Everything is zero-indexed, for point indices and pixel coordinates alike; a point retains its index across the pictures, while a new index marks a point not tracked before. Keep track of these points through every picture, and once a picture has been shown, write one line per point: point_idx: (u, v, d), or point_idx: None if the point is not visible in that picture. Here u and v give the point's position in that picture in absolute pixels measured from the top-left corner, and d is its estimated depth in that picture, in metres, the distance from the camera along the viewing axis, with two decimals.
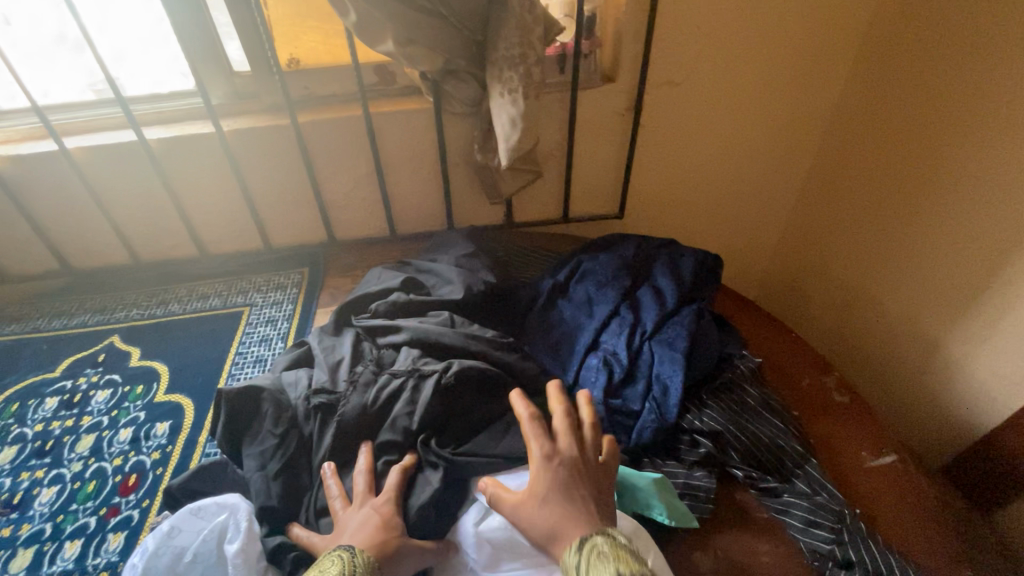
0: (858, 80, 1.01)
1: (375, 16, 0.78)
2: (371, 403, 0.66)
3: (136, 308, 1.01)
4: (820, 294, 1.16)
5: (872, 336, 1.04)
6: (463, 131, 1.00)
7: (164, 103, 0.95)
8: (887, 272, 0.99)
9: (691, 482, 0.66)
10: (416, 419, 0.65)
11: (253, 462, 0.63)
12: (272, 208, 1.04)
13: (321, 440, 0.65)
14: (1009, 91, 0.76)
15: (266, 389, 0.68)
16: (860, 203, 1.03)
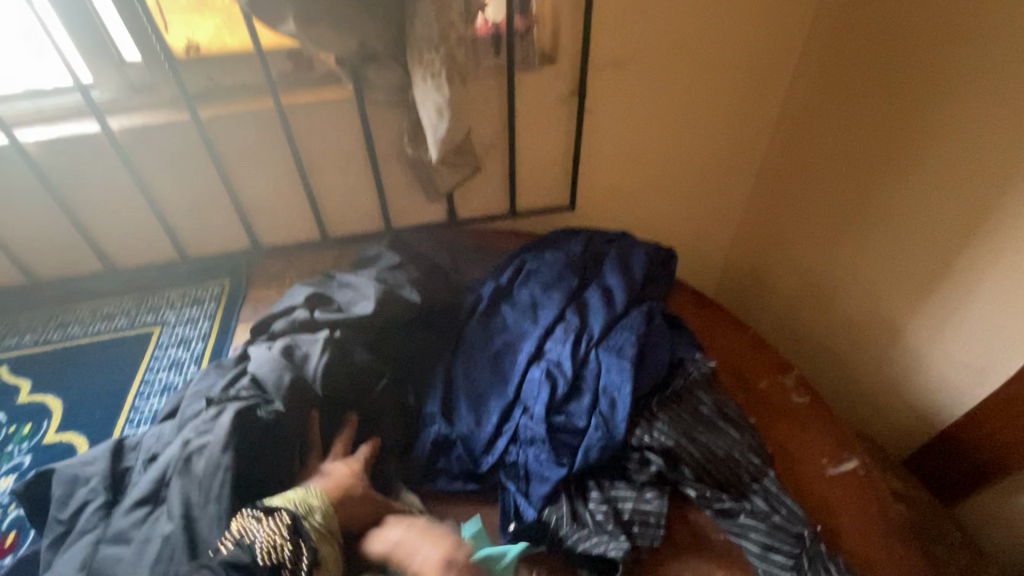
0: (811, 59, 0.95)
1: None
2: (181, 466, 0.55)
3: (30, 334, 0.90)
4: (778, 285, 1.12)
5: (831, 328, 1.00)
6: (391, 123, 0.91)
7: (47, 100, 0.83)
8: (844, 263, 0.95)
9: (640, 507, 0.63)
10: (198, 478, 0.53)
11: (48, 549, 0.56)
12: (183, 216, 0.94)
13: (118, 519, 0.54)
14: (970, 72, 0.71)
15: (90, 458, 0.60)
16: (816, 191, 0.98)
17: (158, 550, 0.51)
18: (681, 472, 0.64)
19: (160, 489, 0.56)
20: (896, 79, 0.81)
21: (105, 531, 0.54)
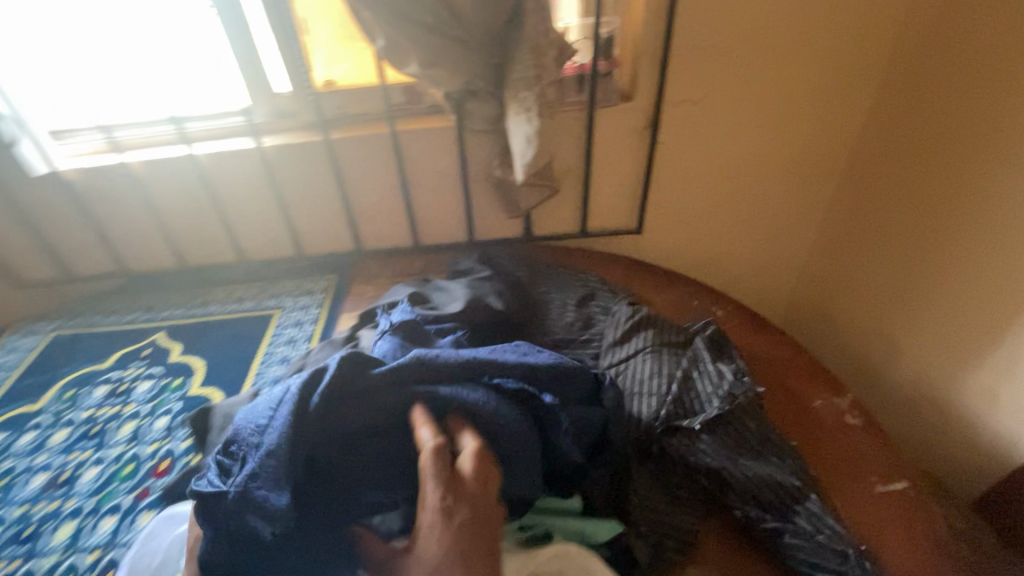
0: (872, 128, 1.02)
1: (400, 41, 0.83)
2: None
3: (180, 308, 1.09)
4: (836, 334, 1.17)
5: (888, 382, 1.04)
6: (484, 148, 1.04)
7: (215, 122, 1.02)
8: (899, 325, 1.00)
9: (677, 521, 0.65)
10: None
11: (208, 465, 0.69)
12: (305, 219, 1.12)
13: None
14: (1014, 163, 0.77)
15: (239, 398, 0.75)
16: (874, 254, 1.04)
17: None
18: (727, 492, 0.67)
19: None
20: (949, 162, 0.88)
21: None
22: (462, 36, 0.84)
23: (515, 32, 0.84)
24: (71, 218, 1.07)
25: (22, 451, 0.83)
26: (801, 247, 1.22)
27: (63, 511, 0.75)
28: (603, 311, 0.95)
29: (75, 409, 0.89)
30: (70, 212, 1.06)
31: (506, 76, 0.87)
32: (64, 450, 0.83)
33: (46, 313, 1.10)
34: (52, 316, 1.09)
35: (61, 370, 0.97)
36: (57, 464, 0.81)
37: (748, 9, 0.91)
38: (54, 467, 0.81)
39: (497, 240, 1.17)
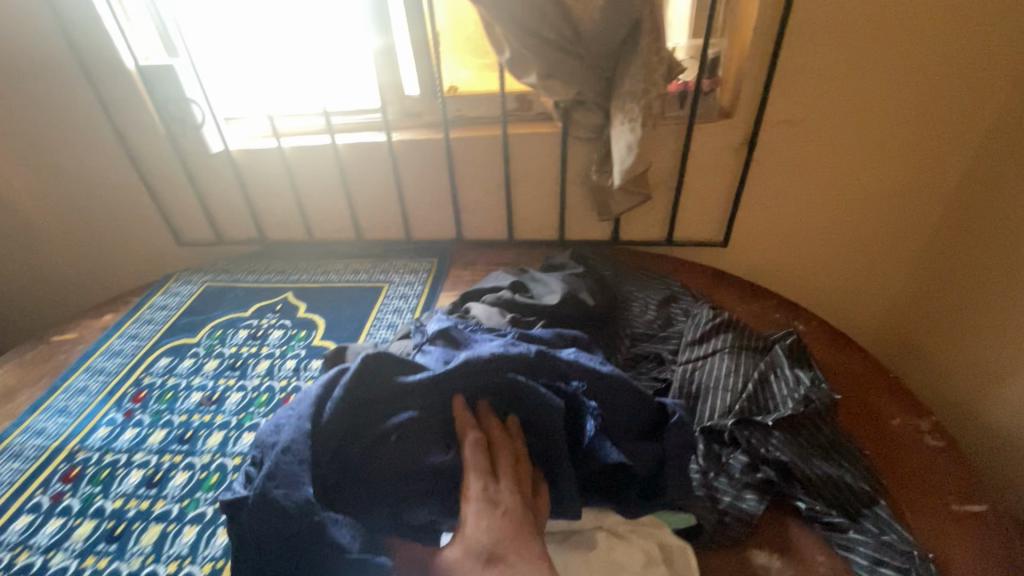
0: (986, 165, 1.02)
1: (524, 54, 0.94)
2: None
3: (306, 274, 1.26)
4: (935, 370, 1.17)
5: (993, 426, 1.03)
6: (584, 154, 1.13)
7: (356, 117, 1.19)
8: (1003, 369, 0.99)
9: (738, 503, 0.69)
10: None
11: None
12: (417, 208, 1.26)
13: None
14: None
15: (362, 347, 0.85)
16: (980, 295, 1.04)
17: None
18: (792, 485, 0.71)
19: None
20: None
21: None
22: (579, 52, 0.93)
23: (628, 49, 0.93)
24: (231, 191, 1.27)
25: (183, 373, 1.02)
26: (889, 277, 1.21)
27: (214, 423, 0.91)
28: (684, 314, 1.00)
29: (223, 345, 1.07)
30: (230, 185, 1.26)
31: (615, 90, 0.96)
32: (215, 376, 1.00)
33: (200, 268, 1.31)
34: (204, 270, 1.30)
35: (213, 313, 1.17)
36: (210, 386, 0.98)
37: (858, 36, 0.94)
38: (208, 388, 0.98)
39: (585, 242, 1.26)
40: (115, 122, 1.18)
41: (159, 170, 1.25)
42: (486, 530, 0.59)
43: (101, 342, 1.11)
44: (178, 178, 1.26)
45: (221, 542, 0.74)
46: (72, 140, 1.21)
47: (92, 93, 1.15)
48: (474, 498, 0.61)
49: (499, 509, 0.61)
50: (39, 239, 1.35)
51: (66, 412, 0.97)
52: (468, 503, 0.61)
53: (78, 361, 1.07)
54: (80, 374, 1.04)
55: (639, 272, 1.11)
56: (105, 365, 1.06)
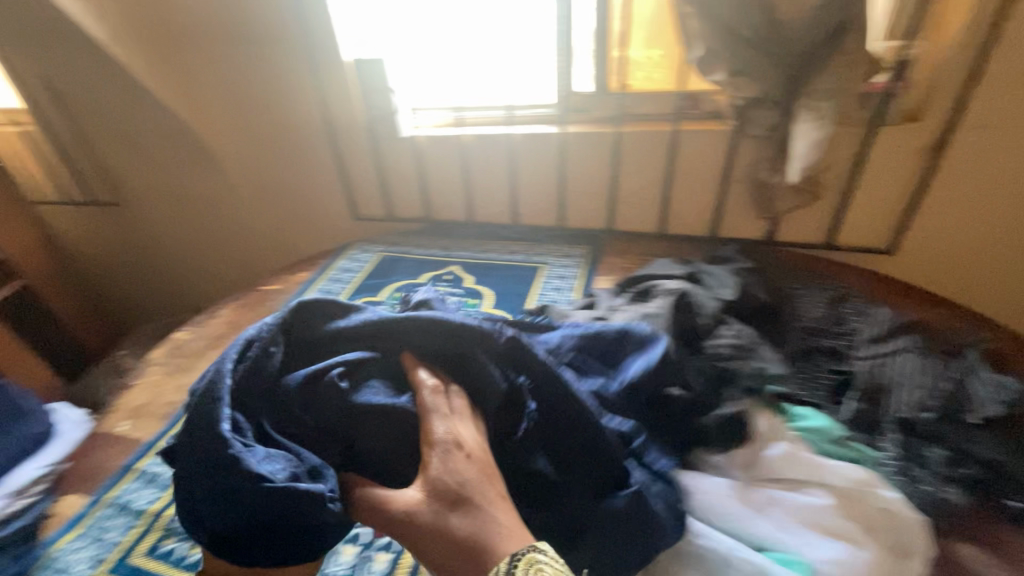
0: None
1: (719, 53, 1.00)
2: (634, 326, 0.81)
3: (468, 251, 1.38)
4: None
5: None
6: (753, 153, 1.16)
7: (534, 110, 1.31)
8: None
9: (944, 496, 0.69)
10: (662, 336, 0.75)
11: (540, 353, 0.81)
12: (575, 197, 1.35)
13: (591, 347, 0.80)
14: None
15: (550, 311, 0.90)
16: None
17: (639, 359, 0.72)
18: (1003, 486, 0.71)
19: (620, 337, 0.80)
20: None
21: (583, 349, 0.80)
22: (775, 52, 0.97)
23: (827, 50, 0.95)
24: (410, 173, 1.42)
25: None
26: None
27: None
28: (856, 313, 0.97)
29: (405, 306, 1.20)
30: (409, 167, 1.41)
31: (805, 89, 0.99)
32: None
33: (373, 240, 1.47)
34: (377, 242, 1.46)
35: (392, 277, 1.31)
36: None
37: None
38: None
39: (737, 239, 1.28)
40: (324, 108, 1.36)
41: (351, 151, 1.42)
42: (452, 469, 0.57)
43: (301, 294, 1.28)
44: (366, 159, 1.42)
45: None
46: (285, 122, 1.41)
47: (311, 82, 1.33)
48: (437, 441, 0.59)
49: (464, 451, 0.59)
50: (244, 205, 1.58)
51: None
52: (432, 447, 0.59)
53: (286, 308, 1.23)
54: None
55: (806, 273, 1.08)
56: None
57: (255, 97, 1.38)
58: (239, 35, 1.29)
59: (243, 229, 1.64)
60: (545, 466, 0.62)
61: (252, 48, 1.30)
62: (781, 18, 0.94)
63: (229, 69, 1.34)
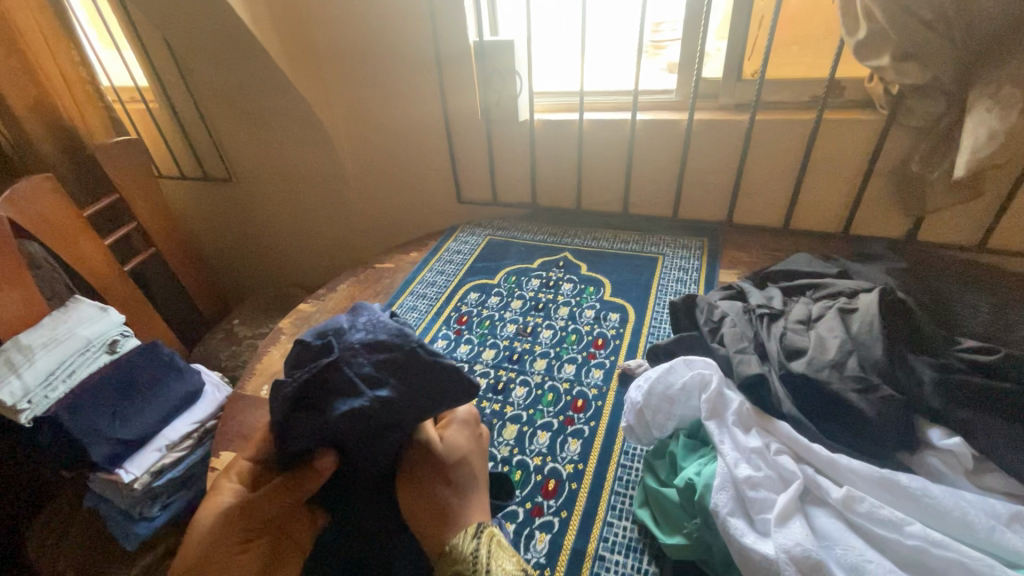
0: None
1: (884, 35, 0.94)
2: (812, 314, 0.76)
3: (578, 239, 1.36)
4: None
5: None
6: (903, 144, 1.08)
7: (655, 96, 1.30)
8: None
9: None
10: (856, 324, 0.69)
11: (711, 343, 0.76)
12: (694, 187, 1.31)
13: (769, 335, 0.75)
14: None
15: (703, 299, 0.85)
16: None
17: (840, 345, 0.67)
18: None
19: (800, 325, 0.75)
20: None
21: (761, 339, 0.75)
22: (952, 34, 0.90)
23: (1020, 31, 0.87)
24: (521, 157, 1.41)
25: (494, 307, 1.15)
26: None
27: (535, 352, 1.02)
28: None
29: (521, 289, 1.20)
30: (522, 152, 1.40)
31: (983, 75, 0.91)
32: (522, 313, 1.13)
33: (479, 223, 1.47)
34: (484, 225, 1.46)
35: (503, 261, 1.30)
36: (521, 321, 1.11)
37: None
38: (519, 322, 1.10)
39: (871, 237, 1.21)
40: (443, 90, 1.37)
41: (464, 134, 1.43)
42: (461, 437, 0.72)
43: (416, 272, 1.29)
44: (478, 142, 1.43)
45: (575, 449, 0.83)
46: (402, 104, 1.43)
47: (432, 64, 1.34)
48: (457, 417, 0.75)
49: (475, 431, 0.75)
50: (352, 185, 1.62)
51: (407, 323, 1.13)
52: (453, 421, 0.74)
53: (403, 285, 1.25)
54: (408, 296, 1.21)
55: (966, 276, 0.98)
56: (426, 292, 1.22)
57: (375, 78, 1.40)
58: (365, 15, 1.30)
59: (348, 207, 1.69)
60: (748, 473, 0.59)
61: (378, 29, 1.32)
62: None
63: (354, 49, 1.36)
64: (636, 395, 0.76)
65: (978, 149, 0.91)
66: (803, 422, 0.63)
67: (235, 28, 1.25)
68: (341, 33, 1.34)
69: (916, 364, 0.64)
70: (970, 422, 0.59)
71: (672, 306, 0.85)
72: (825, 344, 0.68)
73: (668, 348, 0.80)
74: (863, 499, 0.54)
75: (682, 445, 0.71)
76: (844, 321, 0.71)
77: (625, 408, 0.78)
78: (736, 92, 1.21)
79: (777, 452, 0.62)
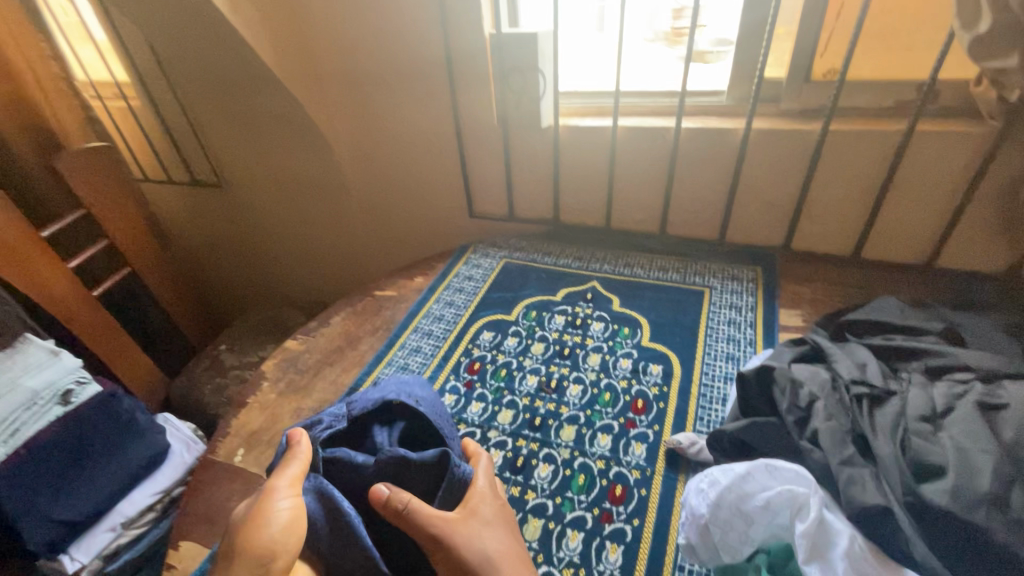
0: None
1: (1014, 30, 0.73)
2: (936, 405, 0.58)
3: (608, 264, 1.18)
4: None
5: None
6: (1016, 163, 0.88)
7: (703, 98, 1.10)
8: None
9: None
10: (1009, 430, 0.51)
11: (800, 440, 0.59)
12: (747, 207, 1.11)
13: (879, 434, 0.57)
14: None
15: (781, 369, 0.67)
16: None
17: (996, 465, 0.48)
18: None
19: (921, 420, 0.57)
20: None
21: (869, 437, 0.57)
22: None
23: None
24: (542, 167, 1.23)
25: (512, 351, 0.98)
26: None
27: (561, 415, 0.85)
28: None
29: (543, 329, 1.02)
30: (543, 162, 1.22)
31: None
32: (544, 361, 0.95)
33: (494, 242, 1.29)
34: (499, 245, 1.28)
35: (522, 291, 1.12)
36: (543, 371, 0.93)
37: None
38: (541, 373, 0.93)
39: (960, 272, 1.02)
40: (452, 90, 1.18)
41: (478, 140, 1.24)
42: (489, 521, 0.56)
43: (421, 303, 1.12)
44: (494, 150, 1.24)
45: (616, 560, 0.65)
46: (406, 105, 1.24)
47: (442, 60, 1.15)
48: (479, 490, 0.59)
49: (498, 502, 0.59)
50: (352, 194, 1.45)
51: (408, 370, 0.96)
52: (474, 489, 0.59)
53: (406, 320, 1.08)
54: (411, 334, 1.04)
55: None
56: (432, 329, 1.05)
57: (377, 75, 1.22)
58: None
59: (349, 218, 1.52)
60: None
61: (379, 19, 1.13)
62: None
63: (351, 41, 1.18)
64: (700, 505, 0.58)
65: None
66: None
67: (210, 15, 1.07)
68: (338, 24, 1.16)
69: None
70: None
71: (740, 379, 0.68)
72: (970, 461, 0.49)
73: (736, 435, 0.64)
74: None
75: None
76: (989, 421, 0.53)
77: (683, 517, 0.61)
78: (804, 95, 1.01)
79: None
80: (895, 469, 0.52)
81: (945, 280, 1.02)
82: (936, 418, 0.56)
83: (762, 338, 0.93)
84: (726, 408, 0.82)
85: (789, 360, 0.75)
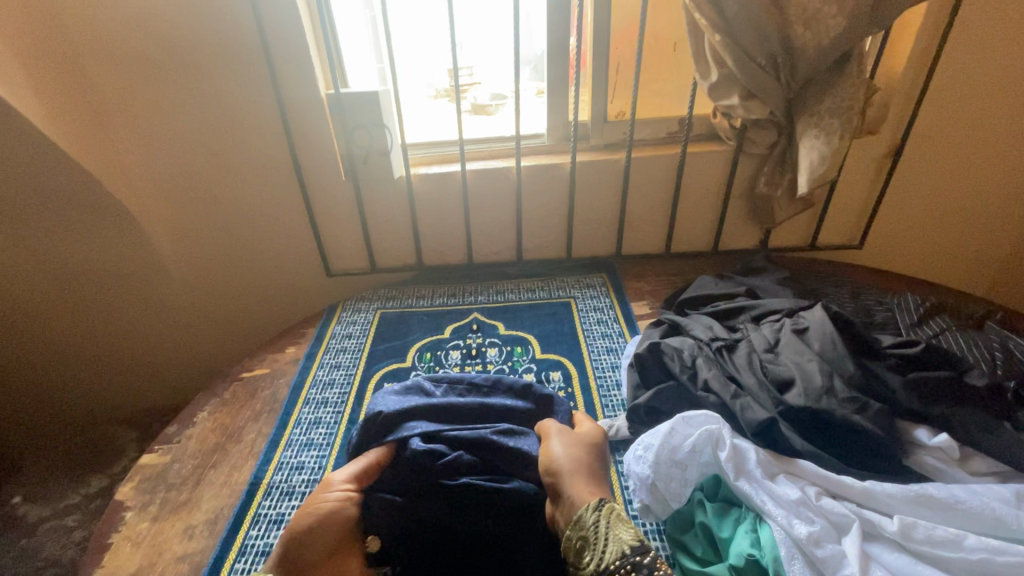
0: None
1: (730, 80, 1.04)
2: (769, 341, 0.79)
3: (481, 295, 1.25)
4: None
5: None
6: (749, 169, 1.24)
7: (530, 140, 1.29)
8: None
9: None
10: (816, 343, 0.74)
11: (697, 394, 0.75)
12: (584, 226, 1.32)
13: (743, 370, 0.75)
14: None
15: (661, 343, 0.83)
16: None
17: (822, 369, 0.69)
18: None
19: (765, 352, 0.77)
20: None
21: (739, 377, 0.75)
22: (781, 77, 1.02)
23: (830, 71, 1.01)
24: (398, 215, 1.25)
25: None
26: (989, 265, 1.39)
27: None
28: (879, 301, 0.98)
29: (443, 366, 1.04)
30: (399, 210, 1.24)
31: (806, 108, 1.05)
32: None
33: (363, 296, 1.26)
34: (369, 298, 1.26)
35: (409, 337, 1.12)
36: None
37: (992, 59, 1.09)
38: None
39: (736, 250, 1.36)
40: (292, 146, 1.13)
41: (325, 197, 1.20)
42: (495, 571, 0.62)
43: (303, 374, 1.03)
44: (344, 204, 1.22)
45: None
46: (237, 169, 1.15)
47: (274, 118, 1.10)
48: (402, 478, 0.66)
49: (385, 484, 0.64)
50: (176, 275, 1.26)
51: (313, 444, 0.88)
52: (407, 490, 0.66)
53: (291, 396, 0.98)
54: (303, 407, 0.95)
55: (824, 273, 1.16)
56: (326, 397, 0.97)
57: (196, 143, 1.11)
58: (174, 63, 1.03)
59: (175, 303, 1.31)
60: (809, 530, 0.57)
61: (193, 82, 1.05)
62: (793, 41, 0.98)
63: (162, 105, 1.07)
64: (643, 469, 0.67)
65: (814, 168, 1.04)
66: (821, 456, 0.65)
67: None
68: (144, 92, 1.05)
69: (881, 372, 0.70)
70: (945, 416, 0.66)
71: (638, 358, 0.81)
72: (807, 370, 0.70)
73: (649, 404, 0.76)
74: (917, 524, 0.57)
75: (713, 514, 0.64)
76: (805, 341, 0.75)
77: (632, 485, 0.68)
78: (606, 133, 1.26)
79: (817, 496, 0.62)
80: (763, 391, 0.71)
81: (727, 258, 1.35)
82: (773, 350, 0.77)
83: (628, 328, 1.11)
84: (622, 391, 0.95)
85: (659, 334, 0.91)
